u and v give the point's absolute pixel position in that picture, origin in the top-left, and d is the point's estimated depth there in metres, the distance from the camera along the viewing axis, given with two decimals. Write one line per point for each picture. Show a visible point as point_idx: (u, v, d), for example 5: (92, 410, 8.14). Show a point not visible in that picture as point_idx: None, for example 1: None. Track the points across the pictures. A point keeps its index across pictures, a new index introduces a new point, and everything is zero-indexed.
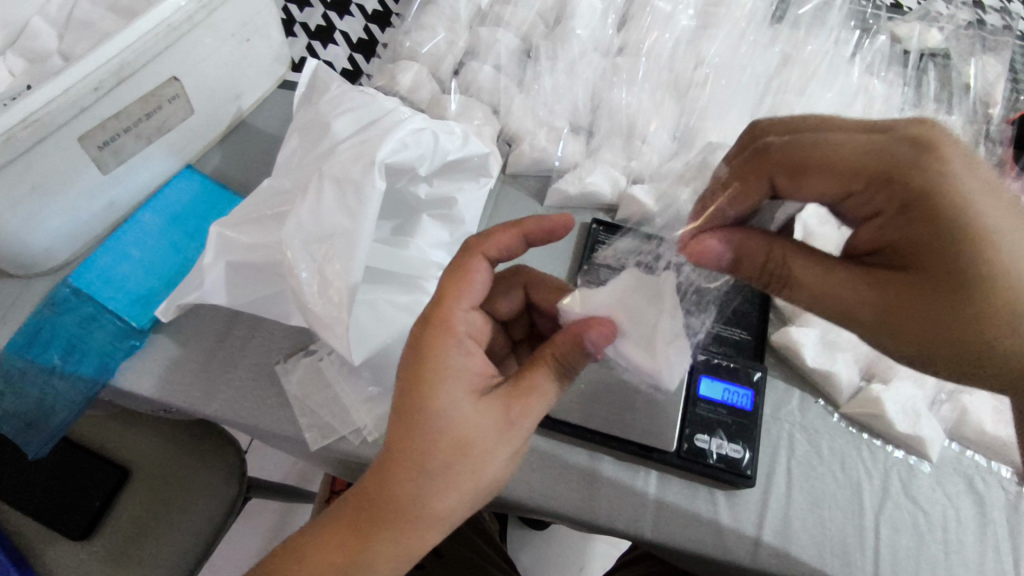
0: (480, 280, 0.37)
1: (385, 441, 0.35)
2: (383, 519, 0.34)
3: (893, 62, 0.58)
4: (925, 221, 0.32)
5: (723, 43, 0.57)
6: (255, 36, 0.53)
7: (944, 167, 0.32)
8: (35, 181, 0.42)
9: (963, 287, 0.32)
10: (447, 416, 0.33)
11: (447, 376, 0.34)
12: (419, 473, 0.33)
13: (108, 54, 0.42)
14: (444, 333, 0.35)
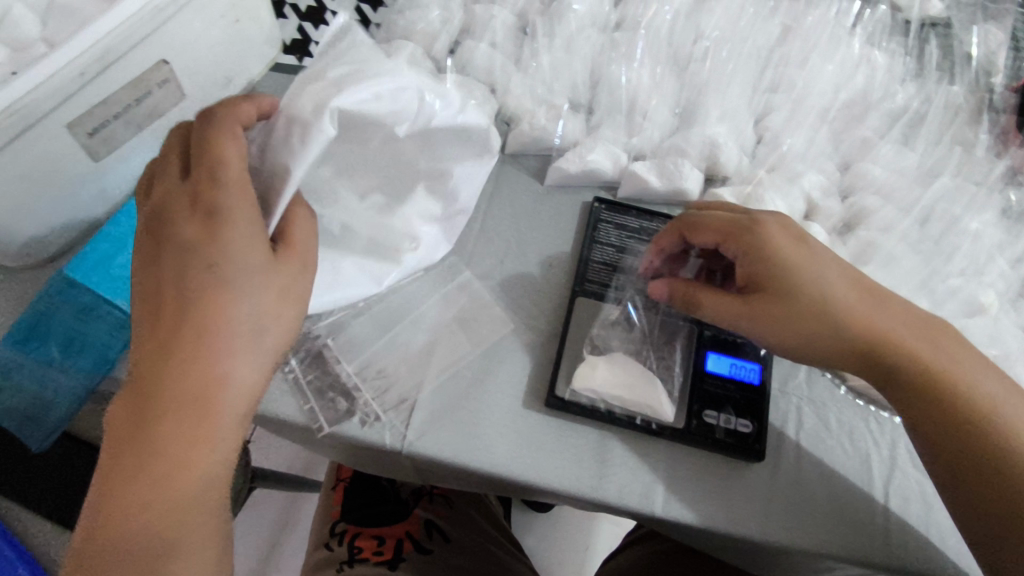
0: (235, 146, 0.34)
1: (186, 320, 0.34)
2: (197, 389, 0.34)
3: (894, 32, 0.58)
4: (767, 266, 0.41)
5: (722, 16, 0.56)
6: (244, 17, 0.51)
7: (766, 233, 0.42)
8: (24, 170, 0.41)
9: (800, 314, 0.40)
10: (246, 272, 0.35)
11: (233, 238, 0.34)
12: (236, 343, 0.35)
13: (95, 36, 0.40)
14: (230, 194, 0.34)
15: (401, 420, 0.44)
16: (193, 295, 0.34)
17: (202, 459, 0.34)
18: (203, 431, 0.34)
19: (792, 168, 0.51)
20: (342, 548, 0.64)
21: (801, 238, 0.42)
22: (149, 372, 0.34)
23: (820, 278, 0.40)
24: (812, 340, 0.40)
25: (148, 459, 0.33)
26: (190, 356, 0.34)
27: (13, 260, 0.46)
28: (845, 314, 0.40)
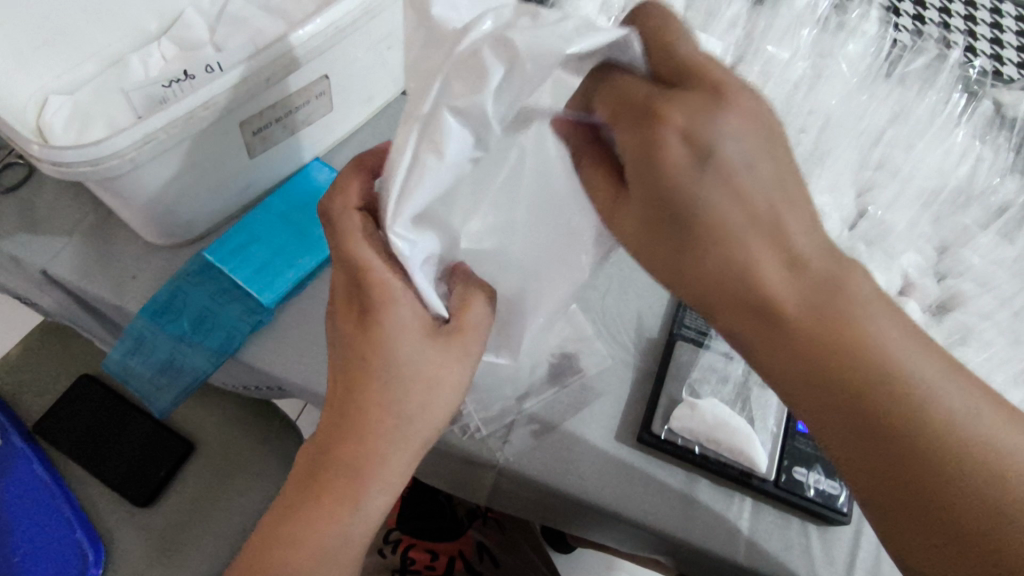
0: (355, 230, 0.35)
1: (344, 406, 0.36)
2: (363, 465, 0.35)
3: (998, 127, 0.61)
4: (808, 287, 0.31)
5: (835, 92, 0.59)
6: (395, 45, 0.56)
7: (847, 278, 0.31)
8: (197, 159, 0.46)
9: (835, 353, 0.30)
10: (410, 359, 0.36)
11: (392, 329, 0.35)
12: (394, 422, 0.36)
13: (284, 48, 0.44)
14: (386, 293, 0.35)
15: (499, 433, 0.47)
16: (355, 389, 0.36)
17: (341, 540, 0.35)
18: (348, 516, 0.35)
19: (892, 245, 0.54)
20: (395, 557, 0.67)
21: (754, 200, 0.30)
22: (324, 448, 0.36)
23: (853, 328, 0.30)
24: (814, 394, 0.31)
25: (307, 530, 0.35)
26: (349, 448, 0.35)
27: (161, 238, 0.50)
28: (902, 404, 0.30)
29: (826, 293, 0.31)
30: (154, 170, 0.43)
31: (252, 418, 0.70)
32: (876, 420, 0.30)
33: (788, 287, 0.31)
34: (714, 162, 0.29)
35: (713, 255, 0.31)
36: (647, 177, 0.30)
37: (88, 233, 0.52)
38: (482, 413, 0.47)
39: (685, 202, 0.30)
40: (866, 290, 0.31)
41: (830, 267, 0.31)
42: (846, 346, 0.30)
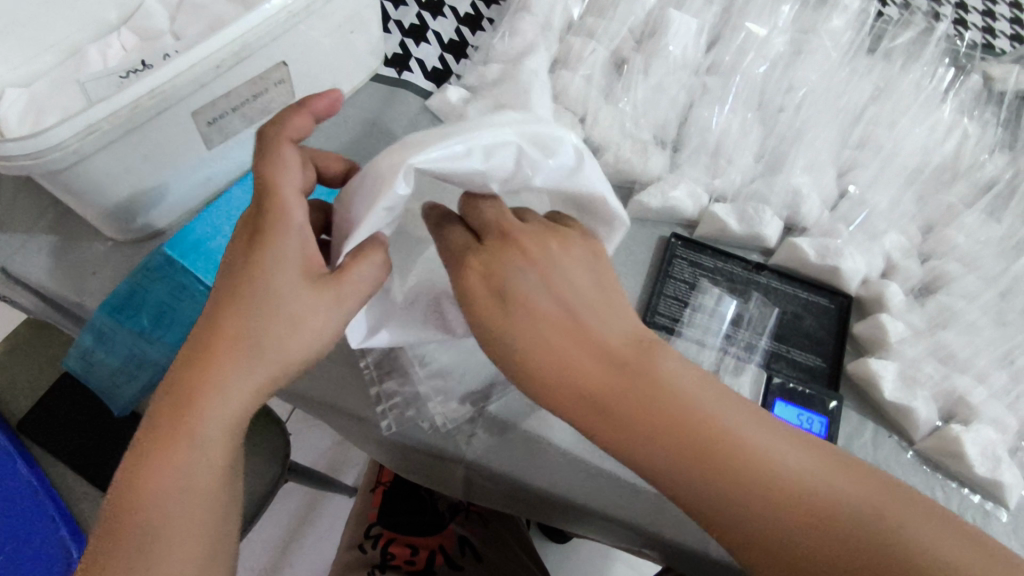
0: (291, 162, 0.36)
1: (202, 334, 0.34)
2: (206, 395, 0.33)
3: (986, 102, 0.59)
4: (611, 382, 0.33)
5: (816, 70, 0.57)
6: (358, 30, 0.54)
7: (663, 377, 0.33)
8: (148, 151, 0.44)
9: (687, 457, 0.31)
10: (283, 289, 0.34)
11: (275, 254, 0.34)
12: (248, 357, 0.34)
13: (232, 34, 0.43)
14: (280, 221, 0.35)
15: (465, 426, 0.46)
16: (210, 327, 0.34)
17: (172, 491, 0.33)
18: (181, 461, 0.33)
19: (873, 227, 0.52)
20: (375, 552, 0.65)
21: (564, 308, 0.34)
22: (177, 377, 0.34)
23: (712, 448, 0.31)
24: (684, 496, 0.32)
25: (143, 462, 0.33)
26: (198, 374, 0.33)
27: (119, 232, 0.49)
28: (784, 498, 0.31)
29: (659, 396, 0.32)
30: (102, 162, 0.42)
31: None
32: (735, 518, 0.31)
33: (609, 392, 0.33)
34: (532, 309, 0.33)
35: (555, 372, 0.33)
36: (517, 339, 0.33)
37: (47, 230, 0.51)
38: (447, 407, 0.46)
39: (497, 321, 0.34)
40: (684, 384, 0.33)
41: (632, 352, 0.34)
42: (696, 449, 0.32)
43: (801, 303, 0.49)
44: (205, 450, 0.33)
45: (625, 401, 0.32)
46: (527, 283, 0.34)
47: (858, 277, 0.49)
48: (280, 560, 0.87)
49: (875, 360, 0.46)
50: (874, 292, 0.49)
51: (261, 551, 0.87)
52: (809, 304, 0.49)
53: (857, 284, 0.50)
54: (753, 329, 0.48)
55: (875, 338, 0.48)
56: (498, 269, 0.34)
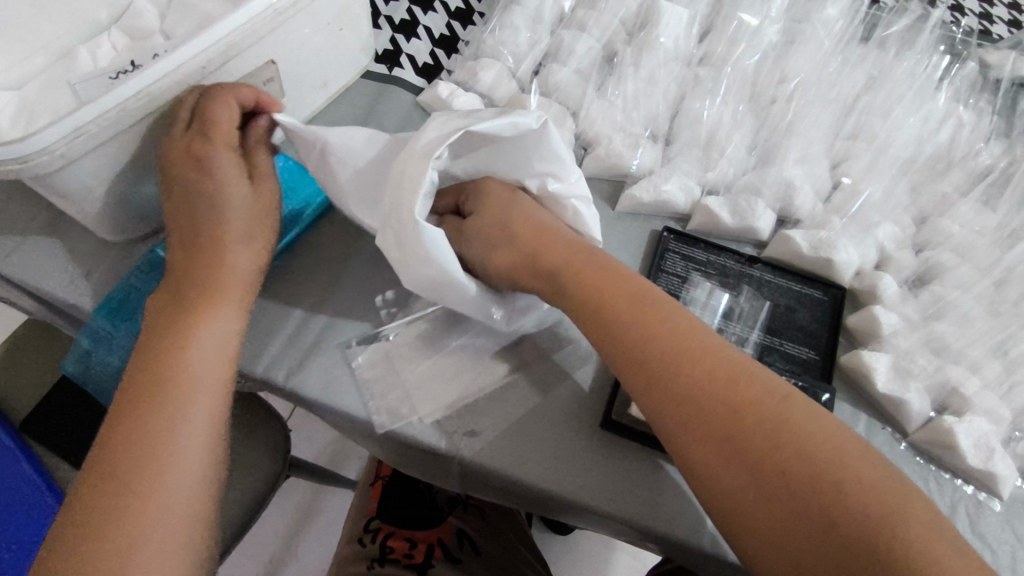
0: (227, 117, 0.43)
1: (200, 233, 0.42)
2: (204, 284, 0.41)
3: (982, 90, 0.58)
4: (584, 277, 0.42)
5: (808, 59, 0.57)
6: (347, 26, 0.54)
7: (641, 283, 0.42)
8: (138, 152, 0.44)
9: (659, 325, 0.39)
10: (229, 197, 0.43)
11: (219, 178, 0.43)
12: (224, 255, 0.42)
13: (219, 33, 0.43)
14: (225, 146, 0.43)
15: (460, 423, 0.46)
16: (209, 233, 0.42)
17: (199, 371, 0.39)
18: (202, 334, 0.40)
19: (866, 218, 0.51)
20: (373, 546, 0.65)
21: (560, 240, 0.44)
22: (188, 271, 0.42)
23: (641, 317, 0.39)
24: (652, 362, 0.38)
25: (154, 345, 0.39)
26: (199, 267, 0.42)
27: (112, 235, 0.49)
28: (694, 365, 0.37)
29: (638, 291, 0.41)
30: (92, 164, 0.42)
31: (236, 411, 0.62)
32: (691, 373, 0.36)
33: (592, 283, 0.41)
34: (535, 237, 0.44)
35: (556, 260, 0.43)
36: (498, 244, 0.45)
37: (41, 231, 0.51)
38: (440, 402, 0.46)
39: (514, 228, 0.44)
40: (663, 296, 0.41)
41: (619, 266, 0.43)
42: (664, 323, 0.39)
43: (794, 296, 0.49)
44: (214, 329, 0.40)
45: (588, 281, 0.42)
46: (540, 226, 0.45)
47: (851, 269, 0.49)
48: (282, 555, 0.88)
49: (868, 352, 0.46)
50: (868, 284, 0.49)
51: (263, 546, 0.88)
52: (803, 297, 0.49)
53: (850, 276, 0.50)
54: (745, 322, 0.48)
55: (868, 330, 0.48)
56: (518, 216, 0.45)
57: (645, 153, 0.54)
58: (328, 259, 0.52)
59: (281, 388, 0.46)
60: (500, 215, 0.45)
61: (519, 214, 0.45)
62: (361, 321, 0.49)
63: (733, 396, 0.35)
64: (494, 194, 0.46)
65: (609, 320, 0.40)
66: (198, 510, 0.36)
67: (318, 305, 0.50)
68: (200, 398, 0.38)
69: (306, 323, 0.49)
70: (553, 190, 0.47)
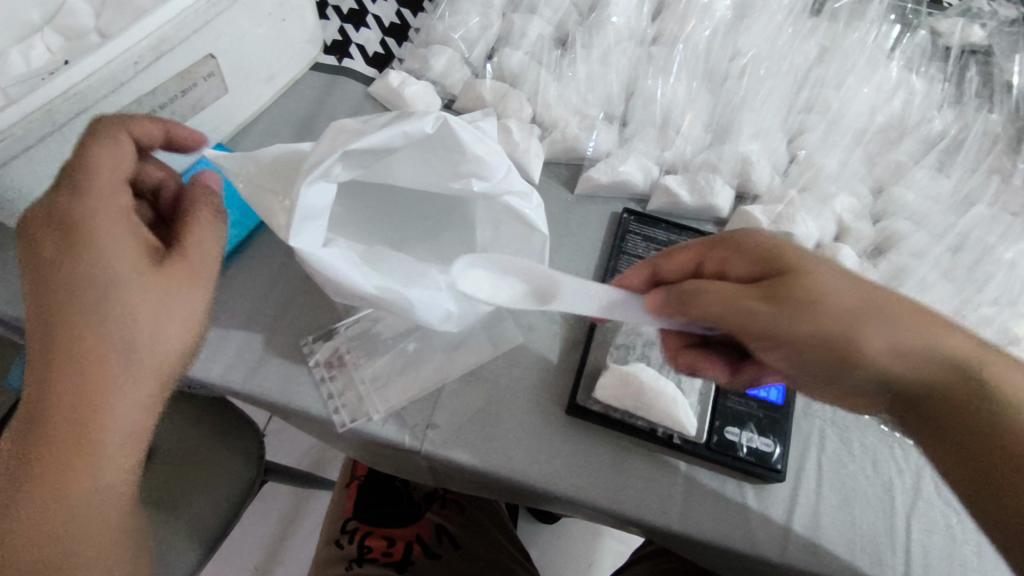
0: (125, 152, 0.33)
1: (87, 271, 0.31)
2: (114, 333, 0.31)
3: (934, 58, 0.58)
4: (907, 335, 0.33)
5: (760, 34, 0.57)
6: (290, 16, 0.53)
7: (949, 334, 0.34)
8: (75, 154, 0.42)
9: (983, 391, 0.33)
10: (113, 214, 0.32)
11: (102, 187, 0.32)
12: (120, 309, 0.31)
13: (148, 28, 0.42)
14: (121, 159, 0.33)
15: (422, 417, 0.45)
16: (74, 279, 0.31)
17: (121, 426, 0.32)
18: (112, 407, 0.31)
19: (824, 189, 0.51)
20: (351, 547, 0.64)
21: (856, 286, 0.34)
22: (65, 319, 0.31)
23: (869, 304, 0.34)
24: (960, 424, 0.33)
25: (46, 403, 0.30)
26: (90, 312, 0.31)
27: None
28: (965, 366, 0.33)
29: (926, 317, 0.34)
30: (21, 169, 0.40)
31: (208, 417, 0.59)
32: (1008, 418, 0.32)
33: (887, 346, 0.33)
34: (829, 295, 0.34)
35: (869, 328, 0.33)
36: (781, 339, 0.34)
37: None
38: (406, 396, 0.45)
39: (808, 291, 0.34)
40: (964, 337, 0.34)
41: (898, 304, 0.35)
42: (993, 391, 0.33)
43: None
44: (125, 410, 0.32)
45: (900, 343, 0.33)
46: (834, 268, 0.35)
47: (810, 242, 0.49)
48: (265, 563, 0.86)
49: None
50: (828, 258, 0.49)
51: (245, 555, 0.87)
52: None
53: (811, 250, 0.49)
54: None
55: None
56: (784, 276, 0.34)
57: (599, 132, 0.53)
58: (282, 257, 0.50)
59: (237, 392, 0.45)
60: (778, 263, 0.36)
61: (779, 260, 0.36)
62: (316, 318, 0.48)
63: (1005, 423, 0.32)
64: (768, 245, 0.37)
65: (933, 397, 0.34)
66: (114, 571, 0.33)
67: (273, 305, 0.48)
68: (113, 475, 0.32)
69: (262, 325, 0.47)
70: (480, 191, 0.43)
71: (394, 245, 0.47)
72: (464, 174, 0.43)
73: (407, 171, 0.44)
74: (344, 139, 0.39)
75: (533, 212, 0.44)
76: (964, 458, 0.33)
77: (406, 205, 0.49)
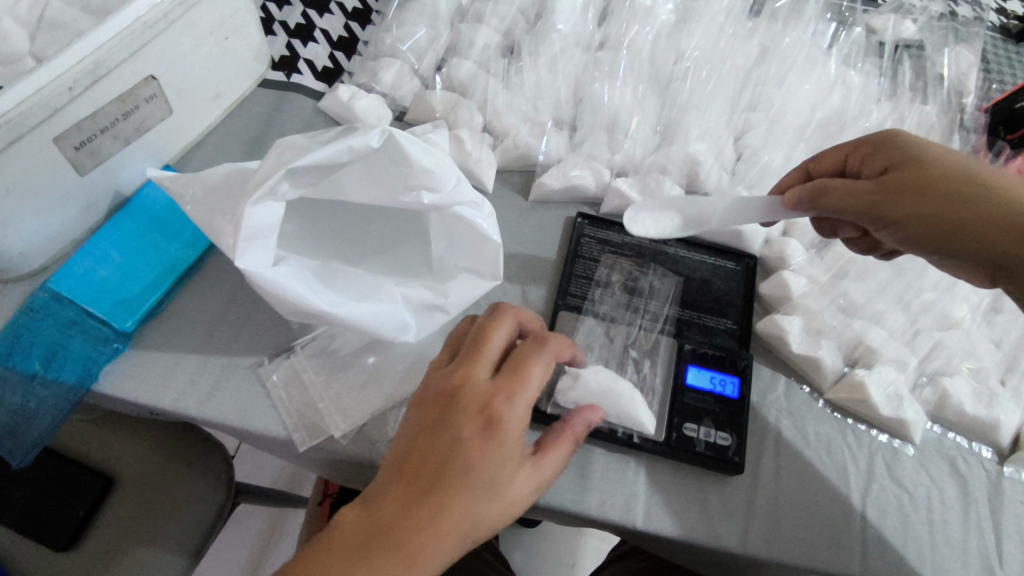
0: (536, 378, 0.36)
1: (480, 416, 0.34)
2: (467, 455, 0.33)
3: (869, 54, 0.60)
4: (968, 205, 0.38)
5: (702, 35, 0.59)
6: (233, 34, 0.52)
7: (947, 162, 0.40)
8: (11, 183, 0.41)
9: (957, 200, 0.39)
10: (515, 428, 0.34)
11: (521, 385, 0.35)
12: (474, 472, 0.33)
13: (81, 53, 0.41)
14: (520, 386, 0.35)
15: (384, 432, 0.45)
16: (481, 439, 0.33)
17: (471, 526, 0.32)
18: (464, 510, 0.32)
19: (769, 185, 0.53)
20: None
21: (923, 157, 0.41)
22: (455, 434, 0.33)
23: (963, 160, 0.40)
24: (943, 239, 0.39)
25: (409, 507, 0.32)
26: (435, 463, 0.33)
27: None
28: (957, 215, 0.39)
29: (933, 178, 0.40)
30: None
31: (172, 441, 0.55)
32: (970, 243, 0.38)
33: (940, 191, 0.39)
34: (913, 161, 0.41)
35: (925, 168, 0.40)
36: (884, 203, 0.41)
37: None
38: (367, 411, 0.45)
39: (904, 166, 0.41)
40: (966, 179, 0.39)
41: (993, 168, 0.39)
42: (965, 198, 0.38)
43: (708, 268, 0.50)
44: (476, 505, 0.33)
45: (922, 194, 0.40)
46: (903, 139, 0.43)
47: (759, 238, 0.51)
48: None
49: (781, 316, 0.48)
50: (777, 251, 0.51)
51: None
52: (717, 269, 0.50)
53: (760, 244, 0.51)
54: (661, 299, 0.49)
55: (780, 296, 0.49)
56: (861, 149, 0.44)
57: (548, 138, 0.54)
58: (237, 278, 0.50)
59: (194, 417, 0.45)
60: (893, 162, 0.42)
61: (872, 152, 0.44)
62: (273, 337, 0.48)
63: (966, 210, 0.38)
64: (900, 143, 0.42)
65: (921, 215, 0.40)
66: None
67: (229, 326, 0.48)
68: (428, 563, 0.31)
69: (218, 348, 0.47)
70: (430, 204, 0.43)
71: (351, 260, 0.47)
72: (412, 186, 0.43)
73: (356, 185, 0.44)
74: (289, 156, 0.39)
75: (485, 221, 0.45)
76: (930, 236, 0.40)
77: (360, 221, 0.49)
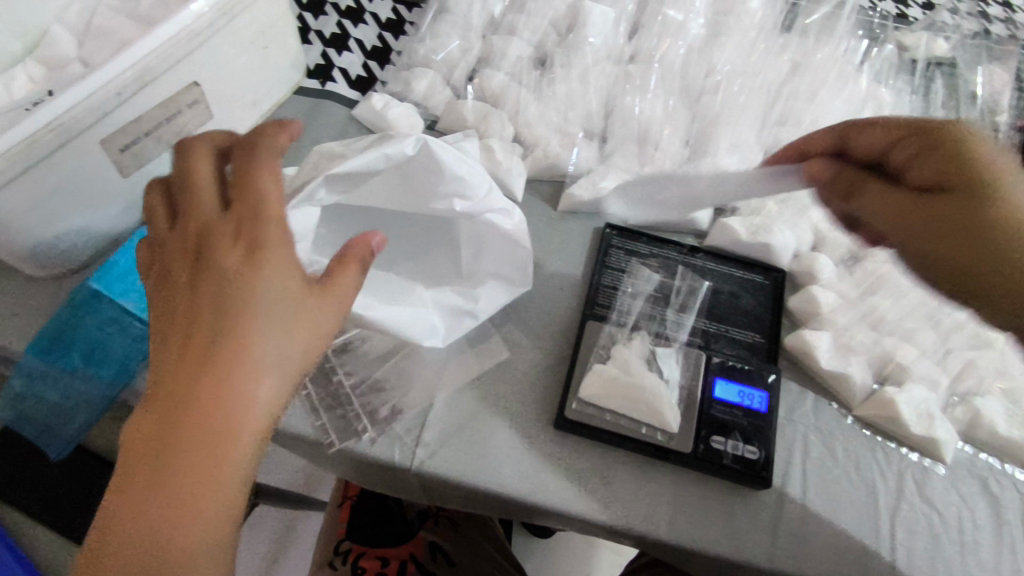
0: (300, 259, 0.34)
1: (203, 289, 0.32)
2: (212, 310, 0.32)
3: (900, 70, 0.61)
4: (984, 241, 0.44)
5: (733, 50, 0.59)
6: (273, 43, 0.54)
7: (999, 194, 0.43)
8: (58, 184, 0.42)
9: (982, 231, 0.43)
10: (279, 314, 0.33)
11: (210, 278, 0.32)
12: (207, 342, 0.32)
13: (131, 60, 0.42)
14: (208, 270, 0.32)
15: (410, 438, 0.45)
16: (227, 344, 0.32)
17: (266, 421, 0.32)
18: (258, 382, 0.32)
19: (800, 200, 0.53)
20: (346, 568, 0.63)
21: (967, 184, 0.44)
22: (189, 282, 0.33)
23: (1010, 206, 0.43)
24: (947, 260, 0.45)
25: (172, 421, 0.31)
26: (184, 341, 0.32)
27: (40, 269, 0.46)
28: (974, 248, 0.44)
29: (965, 207, 0.44)
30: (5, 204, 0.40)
31: None
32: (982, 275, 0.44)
33: (965, 226, 0.44)
34: (946, 189, 0.45)
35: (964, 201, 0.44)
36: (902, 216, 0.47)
37: None
38: (394, 415, 0.46)
39: (945, 185, 0.45)
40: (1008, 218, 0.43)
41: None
42: (989, 234, 0.43)
43: (735, 282, 0.51)
44: (275, 387, 0.33)
45: (940, 218, 0.45)
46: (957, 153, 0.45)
47: (788, 252, 0.51)
48: None
49: (808, 332, 0.48)
50: (806, 266, 0.51)
51: None
52: (744, 283, 0.51)
53: (789, 259, 0.51)
54: (688, 308, 0.49)
55: (809, 311, 0.49)
56: (913, 137, 0.46)
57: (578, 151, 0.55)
58: None
59: None
60: (940, 177, 0.45)
61: (928, 152, 0.46)
62: None
63: (972, 243, 0.44)
64: (953, 154, 0.45)
65: (936, 233, 0.45)
66: (228, 571, 0.32)
67: None
68: (227, 474, 0.31)
69: None
70: (462, 211, 0.44)
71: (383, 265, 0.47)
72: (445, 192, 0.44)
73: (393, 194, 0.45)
74: (326, 163, 0.40)
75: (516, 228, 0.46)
76: (939, 261, 0.46)
77: (389, 226, 0.49)
